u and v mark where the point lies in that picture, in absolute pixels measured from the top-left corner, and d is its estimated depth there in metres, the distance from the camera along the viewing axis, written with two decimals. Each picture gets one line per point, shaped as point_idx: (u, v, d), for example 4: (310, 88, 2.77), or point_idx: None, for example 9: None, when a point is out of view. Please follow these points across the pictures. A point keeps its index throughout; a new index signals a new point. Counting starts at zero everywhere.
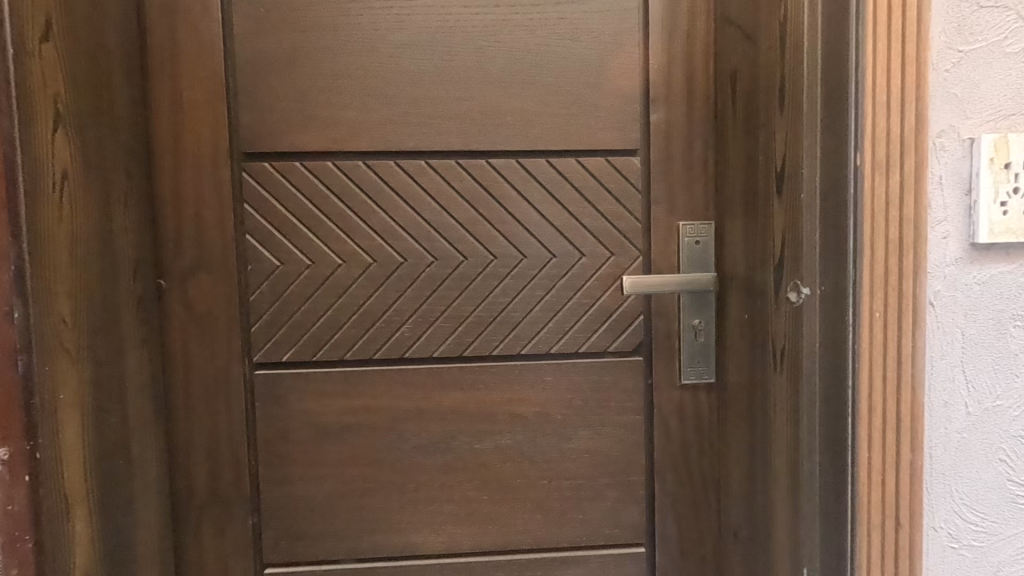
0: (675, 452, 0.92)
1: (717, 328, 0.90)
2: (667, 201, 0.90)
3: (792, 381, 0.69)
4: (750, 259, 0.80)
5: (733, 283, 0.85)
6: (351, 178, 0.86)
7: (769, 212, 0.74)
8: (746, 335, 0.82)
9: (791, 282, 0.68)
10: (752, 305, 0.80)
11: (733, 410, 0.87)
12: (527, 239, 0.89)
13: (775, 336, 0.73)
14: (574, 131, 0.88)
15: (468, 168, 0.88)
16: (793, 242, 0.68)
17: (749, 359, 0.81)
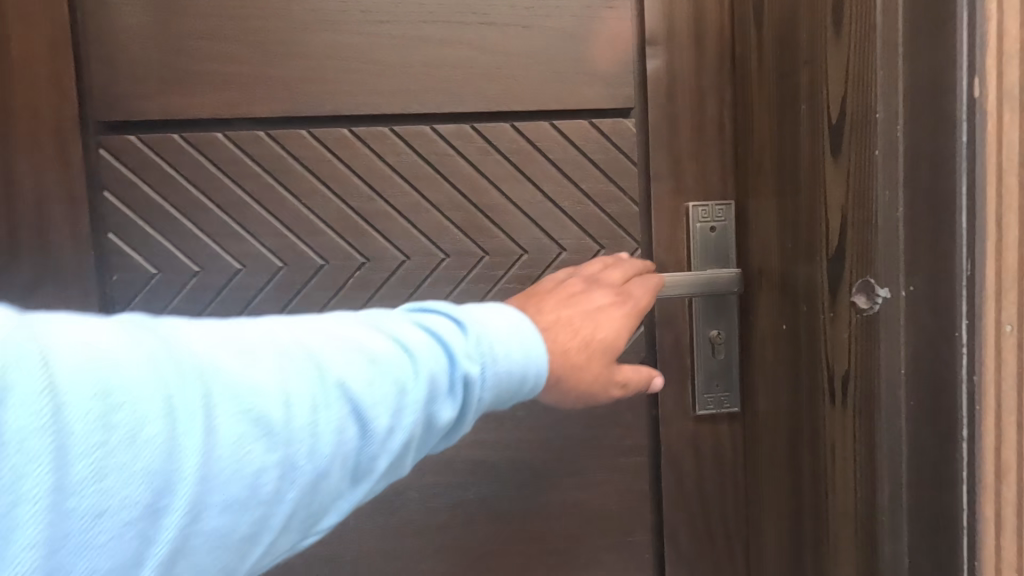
0: (691, 504, 0.70)
1: (741, 339, 0.68)
2: (672, 176, 0.68)
3: (863, 425, 0.49)
4: (786, 249, 0.59)
5: (762, 279, 0.64)
6: (250, 155, 0.65)
7: (817, 179, 0.53)
8: (783, 348, 0.61)
9: (857, 282, 0.48)
10: (792, 309, 0.59)
11: (764, 449, 0.66)
12: (489, 229, 0.68)
13: (828, 354, 0.53)
14: (547, 86, 0.67)
15: (407, 138, 0.67)
16: (862, 224, 0.47)
17: (790, 384, 0.60)
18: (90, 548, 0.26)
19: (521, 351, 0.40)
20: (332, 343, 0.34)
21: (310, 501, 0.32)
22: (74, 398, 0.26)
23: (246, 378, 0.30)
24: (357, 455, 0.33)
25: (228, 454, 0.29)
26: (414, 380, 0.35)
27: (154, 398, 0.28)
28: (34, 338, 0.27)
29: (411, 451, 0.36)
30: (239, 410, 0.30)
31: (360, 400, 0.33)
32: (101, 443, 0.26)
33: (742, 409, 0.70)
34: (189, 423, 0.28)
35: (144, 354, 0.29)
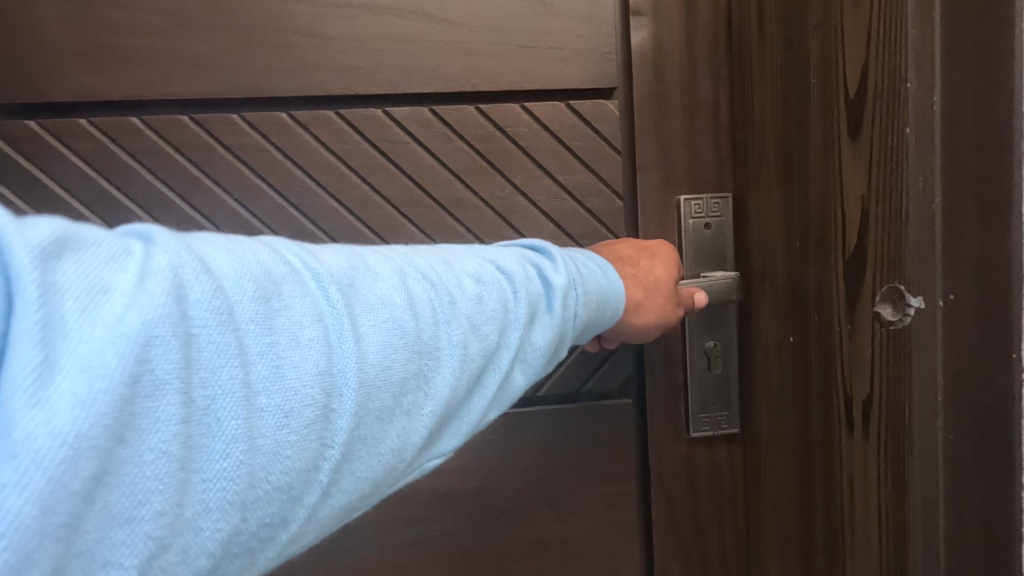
0: (686, 538, 0.62)
1: (741, 352, 0.60)
2: (661, 166, 0.60)
3: (892, 461, 0.41)
4: (791, 250, 0.51)
5: (766, 285, 0.55)
6: (172, 144, 0.57)
7: (832, 166, 0.45)
8: (789, 366, 0.53)
9: (883, 290, 0.41)
10: (800, 320, 0.50)
11: (768, 480, 0.57)
12: (451, 227, 0.60)
13: (846, 374, 0.45)
14: (516, 64, 0.59)
15: (355, 123, 0.59)
16: (891, 218, 0.40)
17: (797, 407, 0.52)
18: (279, 447, 0.25)
19: (600, 279, 0.42)
20: (446, 267, 0.34)
21: (450, 413, 0.32)
22: (251, 301, 0.26)
23: (386, 289, 0.30)
24: (489, 367, 0.34)
25: (384, 357, 0.29)
26: (527, 299, 0.36)
27: (315, 303, 0.28)
28: (195, 253, 0.26)
29: (532, 367, 0.36)
30: (391, 317, 0.30)
31: (490, 314, 0.34)
32: (281, 342, 0.26)
33: (742, 431, 0.61)
34: (342, 323, 0.28)
35: (297, 270, 0.28)
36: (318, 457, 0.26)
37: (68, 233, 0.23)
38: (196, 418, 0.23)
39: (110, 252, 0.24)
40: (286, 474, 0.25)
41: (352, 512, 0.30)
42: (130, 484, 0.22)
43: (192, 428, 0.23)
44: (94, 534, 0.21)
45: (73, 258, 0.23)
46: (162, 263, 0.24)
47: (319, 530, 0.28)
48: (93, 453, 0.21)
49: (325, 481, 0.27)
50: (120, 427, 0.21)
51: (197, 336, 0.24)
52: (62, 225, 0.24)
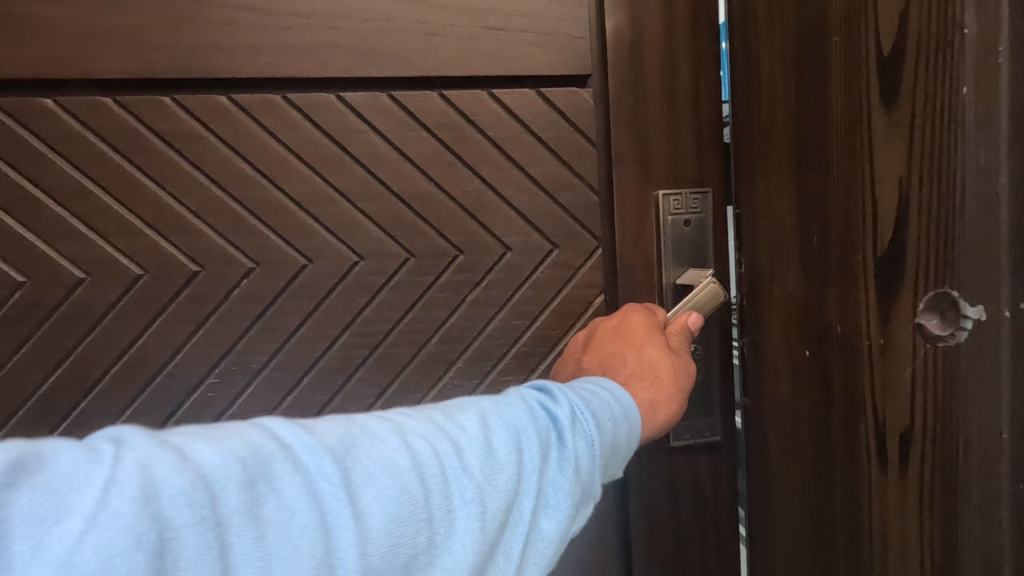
0: (667, 556, 0.59)
1: (748, 367, 0.55)
2: (639, 160, 0.56)
3: (940, 487, 0.37)
4: (807, 250, 0.47)
5: (775, 291, 0.51)
6: (92, 129, 0.51)
7: (863, 148, 0.41)
8: (806, 383, 0.48)
9: (929, 296, 0.37)
10: (820, 329, 0.46)
11: (777, 506, 0.52)
12: (414, 224, 0.55)
13: (879, 391, 0.41)
14: (482, 48, 0.55)
15: (305, 109, 0.54)
16: (943, 198, 0.36)
17: (814, 430, 0.47)
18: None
19: (607, 401, 0.40)
20: (445, 423, 0.35)
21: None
22: (233, 494, 0.27)
23: (381, 454, 0.31)
24: (504, 537, 0.34)
25: (379, 529, 0.29)
26: (534, 443, 0.35)
27: (302, 483, 0.28)
28: (174, 448, 0.27)
29: (561, 513, 0.36)
30: (383, 489, 0.30)
31: (495, 471, 0.33)
32: (264, 540, 0.26)
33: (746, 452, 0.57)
34: (337, 504, 0.29)
35: (286, 448, 0.29)
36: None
37: (29, 454, 0.25)
38: None
39: (73, 474, 0.25)
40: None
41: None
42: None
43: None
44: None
45: (35, 485, 0.24)
46: (130, 464, 0.25)
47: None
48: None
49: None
50: None
51: (173, 538, 0.24)
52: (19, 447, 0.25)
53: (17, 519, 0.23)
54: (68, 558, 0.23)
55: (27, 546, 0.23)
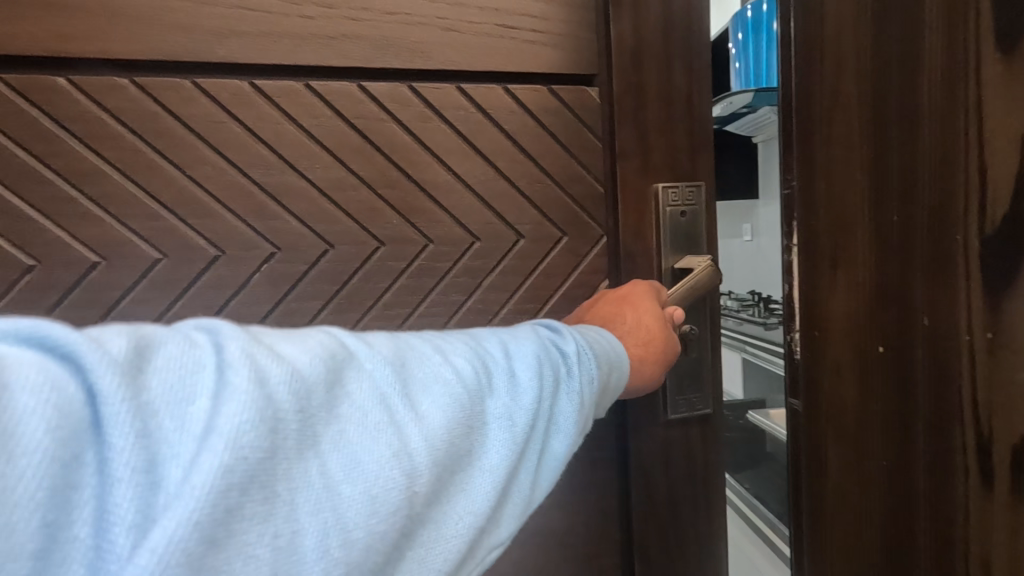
0: (664, 520, 0.64)
1: (799, 372, 0.43)
2: (641, 154, 0.60)
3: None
4: (881, 232, 0.38)
5: (839, 278, 0.41)
6: (107, 110, 0.51)
7: (965, 108, 0.34)
8: (877, 389, 0.40)
9: None
10: (887, 330, 0.39)
11: (829, 531, 0.42)
12: (433, 212, 0.58)
13: (982, 390, 0.34)
14: (497, 46, 0.58)
15: (327, 97, 0.55)
16: None
17: (885, 435, 0.40)
18: (360, 537, 0.27)
19: (603, 343, 0.44)
20: (478, 347, 0.37)
21: (499, 503, 0.34)
22: (320, 389, 0.28)
23: (431, 368, 0.33)
24: (530, 452, 0.36)
25: (442, 428, 0.31)
26: (551, 372, 0.38)
27: (371, 387, 0.30)
28: (263, 342, 0.28)
29: (571, 435, 0.38)
30: (441, 395, 0.32)
31: (525, 391, 0.36)
32: (347, 429, 0.28)
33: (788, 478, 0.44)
34: (405, 404, 0.30)
35: (353, 355, 0.31)
36: (391, 546, 0.28)
37: (139, 339, 0.26)
38: (279, 498, 0.25)
39: (178, 358, 0.26)
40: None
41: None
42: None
43: (277, 524, 0.25)
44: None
45: (156, 368, 0.25)
46: (235, 352, 0.27)
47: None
48: (196, 557, 0.23)
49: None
50: (219, 512, 0.23)
51: (281, 419, 0.26)
52: (127, 332, 0.26)
53: (150, 393, 0.24)
54: (206, 428, 0.24)
55: (170, 421, 0.24)
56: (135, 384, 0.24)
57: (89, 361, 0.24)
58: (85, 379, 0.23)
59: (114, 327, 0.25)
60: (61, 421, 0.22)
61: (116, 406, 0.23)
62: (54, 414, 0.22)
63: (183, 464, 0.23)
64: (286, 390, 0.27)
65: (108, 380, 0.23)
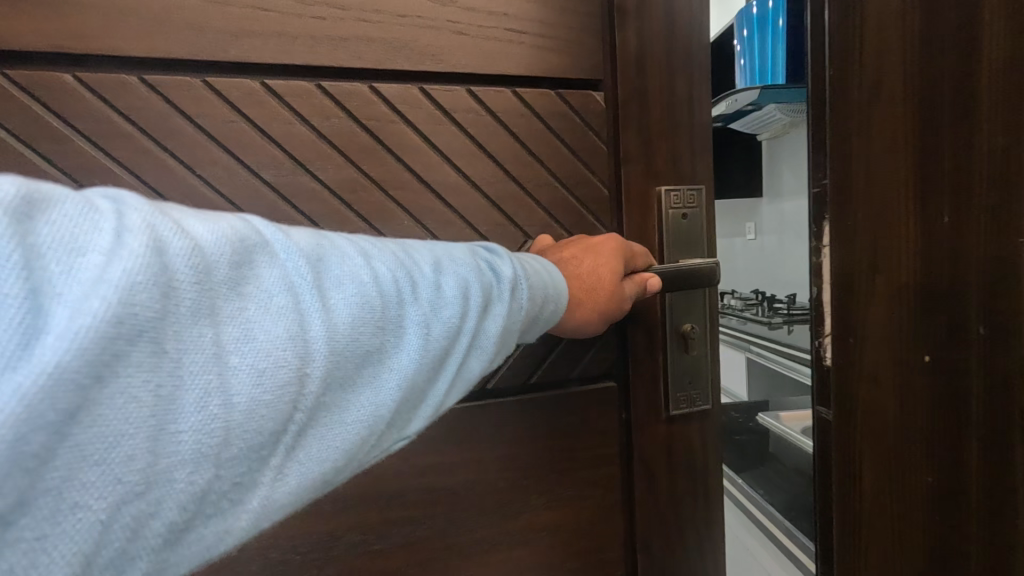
0: (666, 514, 0.65)
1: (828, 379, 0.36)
2: (644, 157, 0.62)
3: None
4: None
5: (877, 283, 0.36)
6: (117, 109, 0.51)
7: None
8: None
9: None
10: (953, 330, 0.36)
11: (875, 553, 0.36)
12: (443, 213, 0.59)
13: None
14: (506, 50, 0.59)
15: (340, 99, 0.56)
16: None
17: None
18: (249, 400, 0.30)
19: (543, 276, 0.51)
20: (403, 261, 0.42)
21: (399, 402, 0.39)
22: (225, 269, 0.32)
23: (347, 267, 0.38)
24: (434, 360, 0.41)
25: (345, 321, 0.36)
26: (473, 293, 0.44)
27: (281, 274, 0.34)
28: (170, 217, 0.31)
29: (487, 353, 0.45)
30: (349, 292, 0.37)
31: (447, 303, 0.42)
32: (248, 309, 0.32)
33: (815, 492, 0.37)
34: (313, 294, 0.35)
35: (265, 244, 0.35)
36: (285, 417, 0.32)
37: (29, 191, 0.26)
38: (176, 360, 0.28)
39: (74, 215, 0.27)
40: (250, 450, 0.31)
41: (313, 493, 0.35)
42: (99, 452, 0.26)
43: (162, 376, 0.28)
44: (60, 469, 0.25)
45: (49, 220, 0.27)
46: (137, 219, 0.29)
47: (282, 504, 0.33)
48: (74, 393, 0.25)
49: (287, 448, 0.33)
50: (101, 365, 0.26)
51: (177, 285, 0.29)
52: (18, 180, 0.27)
53: (40, 241, 0.26)
54: (97, 276, 0.26)
55: (59, 269, 0.26)
56: (22, 228, 0.26)
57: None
58: None
59: (2, 173, 0.26)
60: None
61: (1, 243, 0.25)
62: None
63: (66, 308, 0.25)
64: (185, 261, 0.30)
65: None
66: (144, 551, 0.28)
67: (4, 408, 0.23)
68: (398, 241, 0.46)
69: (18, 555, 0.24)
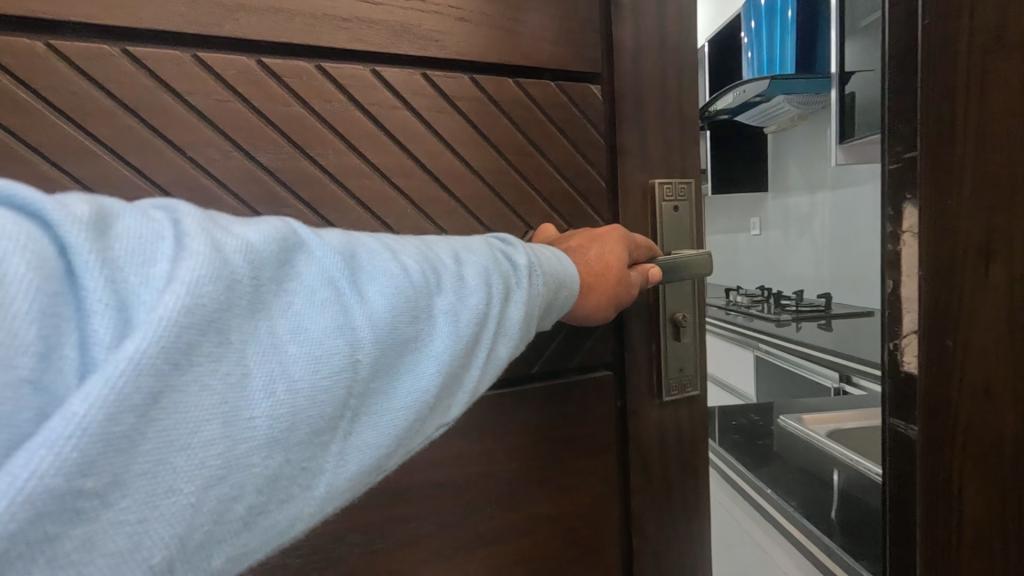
0: (657, 494, 0.68)
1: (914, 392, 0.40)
2: (638, 151, 0.64)
3: None
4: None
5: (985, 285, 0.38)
6: (96, 82, 0.46)
7: None
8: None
9: None
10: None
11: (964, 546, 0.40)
12: (448, 203, 0.58)
13: None
14: (509, 40, 0.59)
15: (341, 82, 0.53)
16: None
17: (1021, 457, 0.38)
18: (310, 385, 0.30)
19: (553, 260, 0.49)
20: (427, 256, 0.40)
21: (441, 391, 0.37)
22: (271, 264, 0.31)
23: (378, 261, 0.36)
24: (473, 348, 0.39)
25: (385, 309, 0.34)
26: (499, 281, 0.42)
27: (319, 270, 0.33)
28: (219, 224, 0.31)
29: (514, 340, 0.42)
30: (384, 283, 0.35)
31: (472, 292, 0.40)
32: (294, 302, 0.31)
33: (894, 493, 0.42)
34: (352, 286, 0.34)
35: (303, 244, 0.34)
36: (341, 403, 0.32)
37: (100, 209, 0.28)
38: (237, 351, 0.28)
39: (140, 229, 0.28)
40: (314, 435, 0.30)
41: (368, 480, 0.34)
42: (181, 438, 0.26)
43: (229, 366, 0.28)
44: (148, 457, 0.25)
45: (119, 233, 0.27)
46: (193, 225, 0.30)
47: (344, 489, 0.32)
48: (155, 384, 0.25)
49: (344, 434, 0.32)
50: (176, 355, 0.26)
51: (235, 279, 0.29)
52: (86, 200, 0.28)
53: (117, 253, 0.27)
54: (169, 276, 0.27)
55: (138, 280, 0.26)
56: (100, 242, 0.26)
57: (58, 218, 0.26)
58: (54, 234, 0.25)
59: (73, 195, 0.27)
60: (41, 265, 0.24)
61: (85, 257, 0.25)
62: (31, 257, 0.24)
63: (141, 305, 0.26)
64: (242, 257, 0.30)
65: (76, 235, 0.26)
66: (228, 534, 0.27)
67: (98, 392, 0.23)
68: (423, 237, 0.45)
69: (119, 535, 0.24)
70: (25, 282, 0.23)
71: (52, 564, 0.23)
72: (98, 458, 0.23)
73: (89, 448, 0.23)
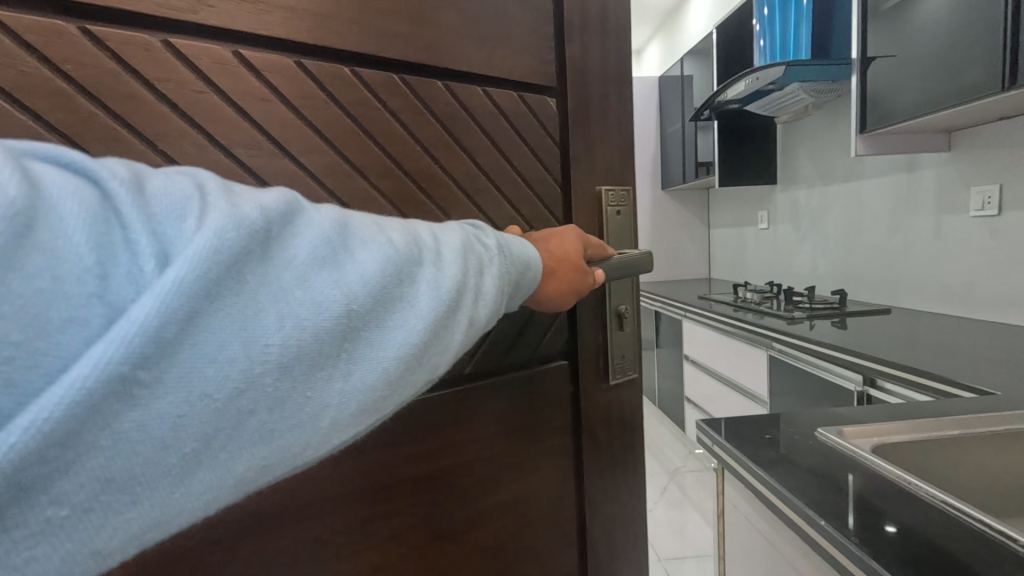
0: (606, 472, 0.72)
1: None
2: (587, 159, 0.71)
3: None
4: None
5: None
6: (49, 61, 0.40)
7: None
8: None
9: None
10: None
11: None
12: (424, 204, 0.57)
13: None
14: (478, 49, 0.61)
15: (320, 78, 0.51)
16: None
17: None
18: (315, 324, 0.29)
19: (518, 245, 0.45)
20: (408, 232, 0.37)
21: (428, 347, 0.34)
22: (280, 215, 0.30)
23: (366, 229, 0.34)
24: (459, 313, 0.36)
25: (380, 266, 0.33)
26: (471, 258, 0.39)
27: (317, 227, 0.31)
28: (233, 192, 0.30)
29: (490, 304, 0.39)
30: (376, 245, 0.34)
31: (449, 264, 0.37)
32: (298, 251, 0.30)
33: None
34: (350, 243, 0.33)
35: (301, 207, 0.32)
36: (341, 344, 0.30)
37: (136, 172, 0.28)
38: (257, 289, 0.28)
39: (168, 186, 0.28)
40: (314, 371, 0.29)
41: (367, 426, 0.32)
42: (210, 351, 0.26)
43: (251, 297, 0.27)
44: (181, 371, 0.25)
45: (162, 186, 0.27)
46: (214, 186, 0.29)
47: (348, 426, 0.31)
48: (190, 301, 0.25)
49: (348, 374, 0.30)
50: (206, 279, 0.26)
51: (253, 221, 0.28)
52: (122, 164, 0.28)
53: (154, 201, 0.26)
54: (200, 225, 0.26)
55: (174, 232, 0.26)
56: (137, 193, 0.26)
57: (103, 177, 0.26)
58: (99, 189, 0.26)
59: (114, 160, 0.27)
60: (86, 208, 0.24)
61: (129, 211, 0.25)
62: (79, 203, 0.24)
63: (175, 239, 0.26)
64: (258, 207, 0.29)
65: (121, 195, 0.26)
66: (249, 445, 0.27)
67: (147, 306, 0.23)
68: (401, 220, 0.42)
69: (161, 425, 0.24)
70: (72, 220, 0.24)
71: (109, 444, 0.23)
72: (153, 356, 0.24)
73: (146, 345, 0.23)
